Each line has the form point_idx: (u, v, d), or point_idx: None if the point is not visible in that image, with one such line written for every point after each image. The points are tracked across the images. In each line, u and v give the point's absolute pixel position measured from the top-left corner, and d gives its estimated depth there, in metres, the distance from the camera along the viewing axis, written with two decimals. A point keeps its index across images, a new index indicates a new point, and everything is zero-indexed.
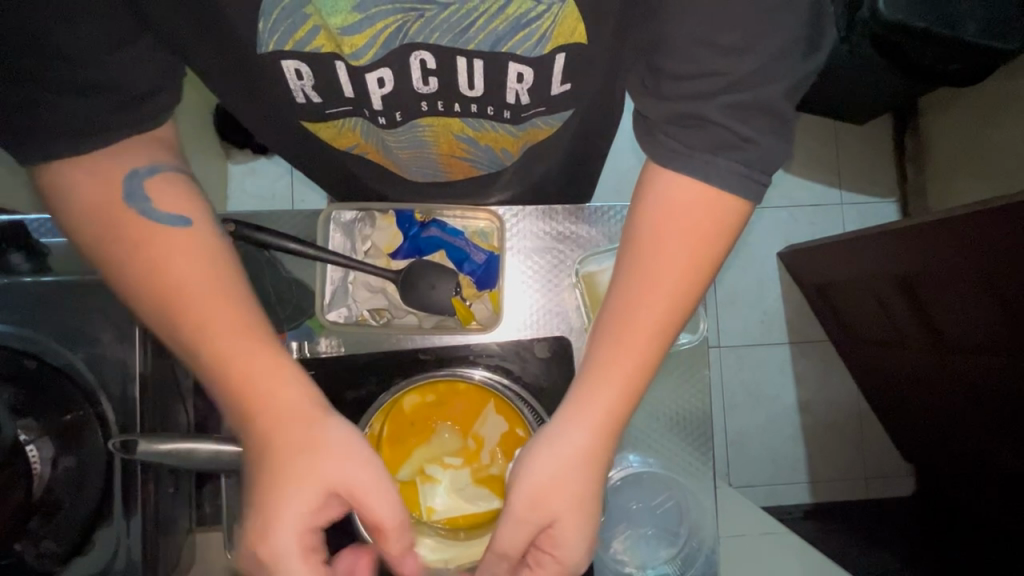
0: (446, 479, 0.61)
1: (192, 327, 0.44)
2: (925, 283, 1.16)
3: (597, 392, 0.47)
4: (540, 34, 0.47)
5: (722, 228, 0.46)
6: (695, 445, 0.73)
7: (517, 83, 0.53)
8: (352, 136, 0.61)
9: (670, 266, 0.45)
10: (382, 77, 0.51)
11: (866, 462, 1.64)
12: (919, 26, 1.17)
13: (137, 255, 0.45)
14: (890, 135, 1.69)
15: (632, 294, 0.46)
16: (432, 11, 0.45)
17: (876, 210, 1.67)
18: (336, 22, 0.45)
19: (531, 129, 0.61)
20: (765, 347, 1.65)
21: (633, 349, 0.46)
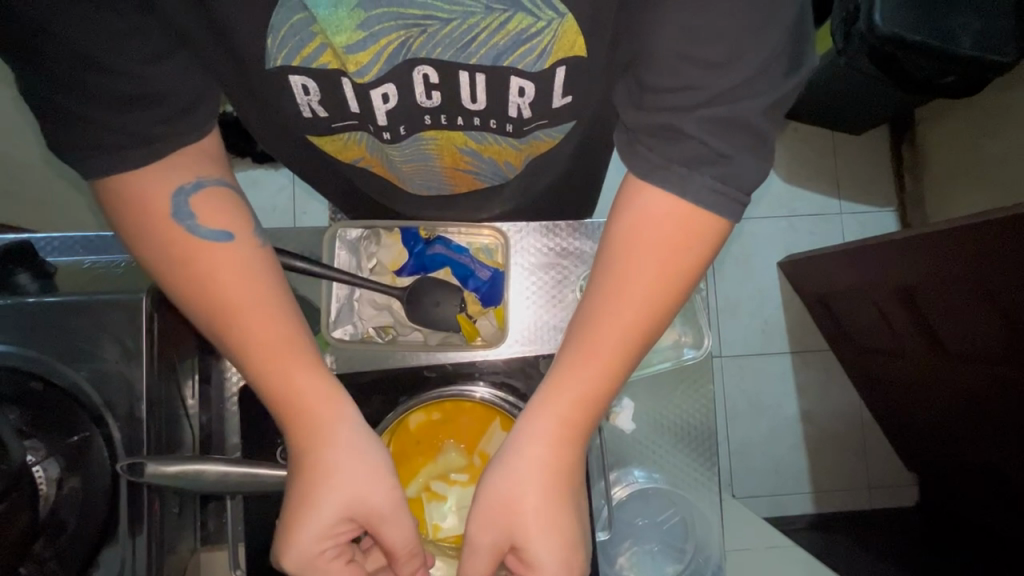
0: (452, 496, 0.62)
1: (241, 340, 0.48)
2: (925, 293, 1.16)
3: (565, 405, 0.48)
4: (540, 50, 0.48)
5: (698, 239, 0.46)
6: (698, 460, 0.73)
7: (519, 96, 0.54)
8: (357, 149, 0.62)
9: (639, 279, 0.46)
10: (386, 92, 0.52)
11: (869, 471, 1.63)
12: (914, 40, 1.18)
13: (189, 268, 0.48)
14: (888, 145, 1.70)
15: (601, 306, 0.47)
16: (435, 27, 0.45)
17: (874, 219, 1.68)
18: (341, 40, 0.45)
19: (532, 142, 0.62)
20: (766, 356, 1.65)
21: (598, 363, 0.48)
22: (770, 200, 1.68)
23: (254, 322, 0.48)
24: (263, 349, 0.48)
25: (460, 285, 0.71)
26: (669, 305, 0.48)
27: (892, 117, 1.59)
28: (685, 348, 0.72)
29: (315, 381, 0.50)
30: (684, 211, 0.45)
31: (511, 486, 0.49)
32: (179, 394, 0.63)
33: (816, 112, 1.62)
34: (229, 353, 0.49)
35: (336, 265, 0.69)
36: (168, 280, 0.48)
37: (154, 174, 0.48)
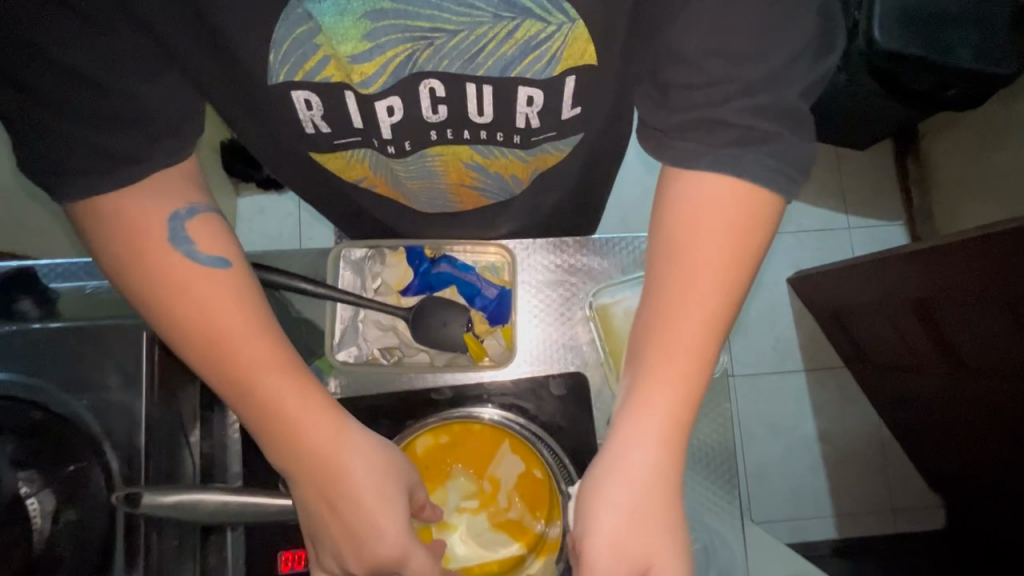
0: (462, 525, 0.58)
1: (232, 364, 0.45)
2: (939, 306, 1.14)
3: (657, 414, 0.44)
4: (549, 56, 0.49)
5: (759, 214, 0.44)
6: (717, 481, 0.70)
7: (527, 105, 0.55)
8: (361, 167, 0.63)
9: (709, 269, 0.43)
10: (391, 105, 0.53)
11: (892, 493, 1.57)
12: (915, 55, 1.19)
13: (177, 291, 0.46)
14: (893, 159, 1.70)
15: (671, 305, 0.44)
16: (441, 39, 0.47)
17: (883, 233, 1.66)
18: (346, 50, 0.47)
19: (540, 154, 0.63)
20: (779, 375, 1.61)
21: (683, 365, 0.44)
22: None
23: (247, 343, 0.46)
24: (264, 371, 0.46)
25: (467, 304, 0.69)
26: (743, 286, 0.45)
27: (896, 131, 1.59)
28: None
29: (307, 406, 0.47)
30: (746, 190, 0.43)
31: (617, 511, 0.44)
32: (180, 424, 0.61)
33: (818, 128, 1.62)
34: (215, 382, 0.46)
35: (340, 286, 0.68)
36: (162, 312, 0.46)
37: (141, 201, 0.47)
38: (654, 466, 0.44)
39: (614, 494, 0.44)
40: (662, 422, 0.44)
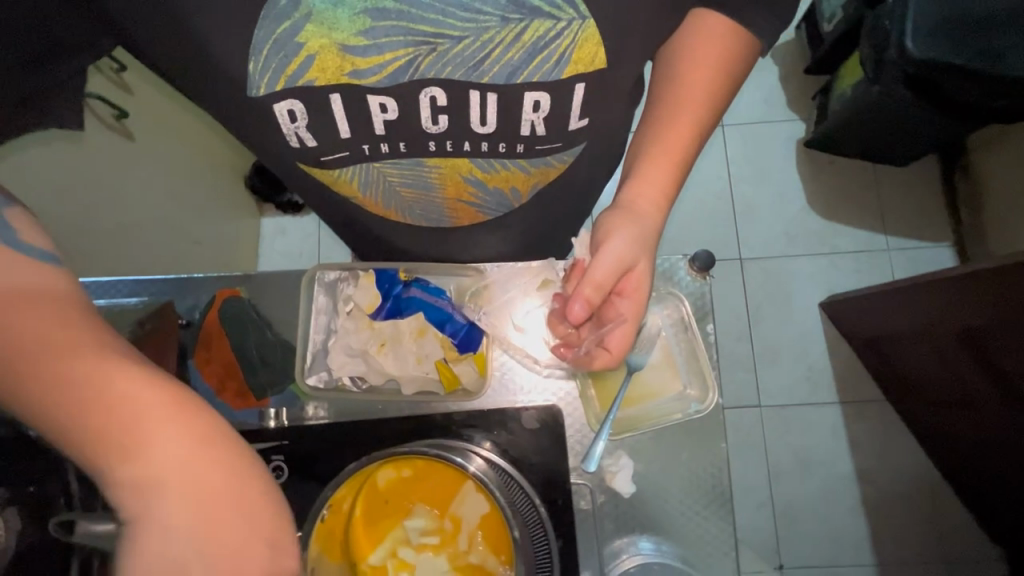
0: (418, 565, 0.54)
1: (146, 466, 0.36)
2: (994, 336, 1.03)
3: (654, 171, 0.60)
4: (558, 55, 0.49)
5: (744, 52, 0.58)
6: (725, 528, 0.60)
7: (533, 111, 0.55)
8: (350, 185, 0.65)
9: (697, 89, 0.58)
10: (385, 103, 0.52)
11: (945, 542, 1.42)
12: (956, 63, 1.10)
13: (25, 373, 0.36)
14: (938, 175, 1.58)
15: (671, 109, 0.59)
16: (444, 45, 0.47)
17: (929, 255, 1.54)
18: (338, 39, 0.46)
19: (542, 167, 0.64)
20: (813, 407, 1.50)
21: (676, 144, 0.59)
22: (808, 236, 1.58)
23: (173, 450, 0.36)
24: None
25: (437, 330, 0.66)
26: (722, 94, 0.60)
27: (940, 145, 1.48)
28: (689, 401, 0.64)
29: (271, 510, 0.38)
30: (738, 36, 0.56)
31: (626, 240, 0.58)
32: None
33: (839, 142, 1.54)
34: (95, 464, 0.36)
35: (313, 309, 0.67)
36: None
37: None
38: (649, 211, 0.60)
39: (622, 228, 0.58)
40: (660, 175, 0.60)
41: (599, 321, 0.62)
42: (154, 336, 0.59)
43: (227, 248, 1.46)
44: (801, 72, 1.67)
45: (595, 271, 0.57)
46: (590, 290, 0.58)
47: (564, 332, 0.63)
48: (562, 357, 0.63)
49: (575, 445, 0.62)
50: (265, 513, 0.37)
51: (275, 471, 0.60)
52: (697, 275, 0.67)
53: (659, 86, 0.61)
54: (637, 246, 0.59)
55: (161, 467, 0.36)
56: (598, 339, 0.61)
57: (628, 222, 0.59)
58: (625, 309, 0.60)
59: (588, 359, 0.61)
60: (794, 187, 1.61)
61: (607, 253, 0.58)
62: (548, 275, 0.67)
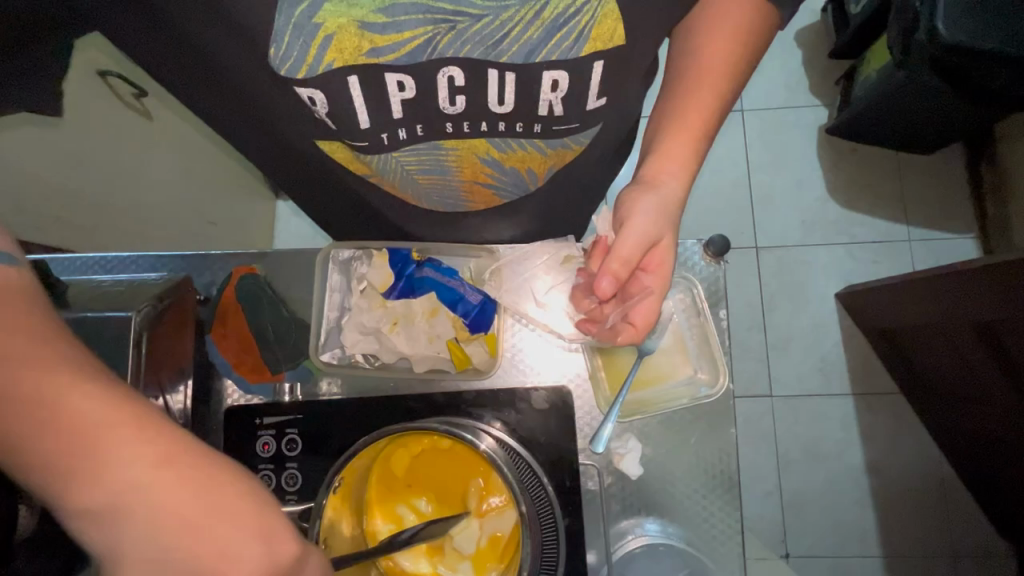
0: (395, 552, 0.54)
1: (113, 494, 0.30)
2: (1011, 331, 1.01)
3: (674, 148, 0.59)
4: (578, 31, 0.48)
5: (763, 26, 0.57)
6: (732, 512, 0.61)
7: (552, 91, 0.54)
8: (367, 166, 0.65)
9: (715, 65, 0.57)
10: (403, 80, 0.52)
11: (953, 536, 1.41)
12: (985, 48, 1.07)
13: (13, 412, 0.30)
14: (963, 165, 1.54)
15: (689, 86, 0.58)
16: (464, 24, 0.47)
17: (950, 247, 1.50)
18: (358, 16, 0.46)
19: (559, 149, 0.64)
20: (824, 398, 1.49)
21: (696, 122, 0.59)
22: (826, 225, 1.55)
23: (141, 474, 0.31)
24: None
25: (449, 310, 0.66)
26: (741, 71, 0.59)
27: (966, 134, 1.44)
28: (699, 386, 0.64)
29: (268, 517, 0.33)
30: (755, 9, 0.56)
31: (654, 215, 0.57)
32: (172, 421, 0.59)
33: (864, 130, 1.50)
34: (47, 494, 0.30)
35: (326, 288, 0.67)
36: None
37: None
38: (673, 187, 0.59)
39: (649, 205, 0.57)
40: (681, 148, 0.59)
41: (625, 297, 0.60)
42: (178, 307, 0.60)
43: (242, 227, 1.48)
44: (825, 56, 1.62)
45: (623, 246, 0.56)
46: (619, 265, 0.56)
47: (588, 306, 0.62)
48: (588, 332, 0.62)
49: (585, 427, 0.62)
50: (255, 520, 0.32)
51: (289, 443, 0.63)
52: (711, 262, 0.67)
53: (678, 63, 0.60)
54: (665, 221, 0.58)
55: (134, 494, 0.31)
56: (624, 312, 0.60)
57: (654, 197, 0.58)
58: (651, 284, 0.59)
59: (614, 334, 0.60)
60: (813, 175, 1.58)
61: (632, 227, 0.56)
62: (569, 252, 0.68)
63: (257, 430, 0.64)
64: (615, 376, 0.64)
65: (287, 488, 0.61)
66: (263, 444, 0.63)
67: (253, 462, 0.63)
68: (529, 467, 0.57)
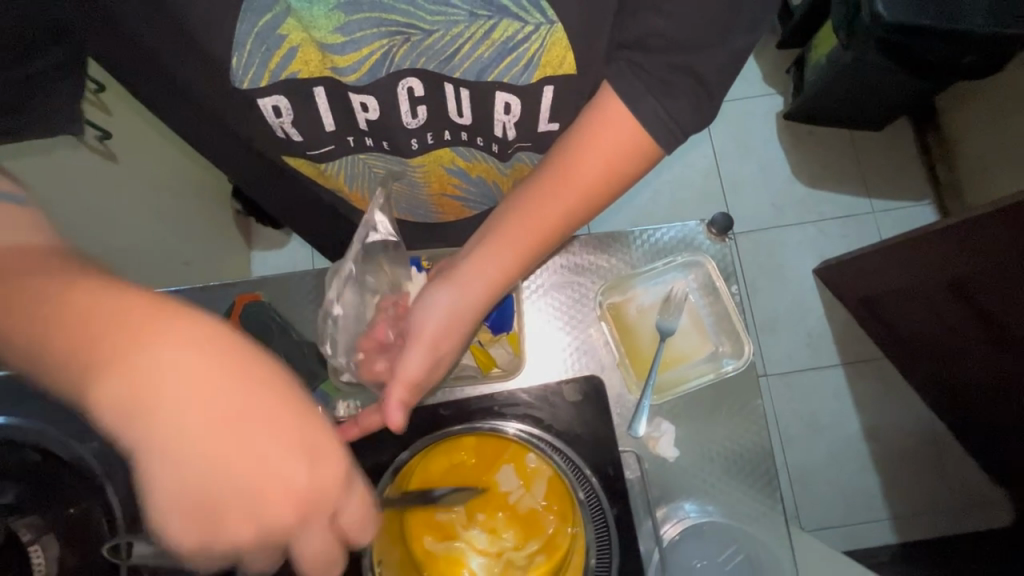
0: (467, 560, 0.53)
1: (137, 374, 0.25)
2: (982, 285, 1.07)
3: (511, 238, 0.51)
4: (527, 59, 0.50)
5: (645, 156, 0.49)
6: (767, 482, 0.61)
7: (506, 113, 0.57)
8: (336, 180, 0.68)
9: (576, 175, 0.49)
10: (365, 101, 0.54)
11: (951, 489, 1.46)
12: (923, 25, 1.14)
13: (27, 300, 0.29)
14: (912, 137, 1.63)
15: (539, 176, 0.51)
16: (417, 36, 0.47)
17: (911, 214, 1.58)
18: (317, 37, 0.46)
19: (516, 165, 0.67)
20: (816, 370, 1.53)
21: (546, 222, 0.51)
22: (795, 205, 1.62)
23: (177, 363, 0.26)
24: None
25: None
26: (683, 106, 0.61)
27: (909, 108, 1.54)
28: (724, 359, 0.65)
29: (314, 424, 0.28)
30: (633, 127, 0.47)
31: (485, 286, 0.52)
32: None
33: (820, 112, 1.58)
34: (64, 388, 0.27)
35: (339, 309, 0.62)
36: None
37: None
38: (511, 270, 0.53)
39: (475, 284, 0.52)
40: (525, 240, 0.51)
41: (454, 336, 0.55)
42: None
43: (220, 267, 1.44)
44: (773, 47, 1.70)
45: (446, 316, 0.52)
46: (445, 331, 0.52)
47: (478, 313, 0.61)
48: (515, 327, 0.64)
49: (620, 415, 0.62)
50: (295, 424, 0.27)
51: None
52: (716, 238, 0.68)
53: (550, 153, 0.51)
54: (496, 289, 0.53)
55: (162, 379, 0.26)
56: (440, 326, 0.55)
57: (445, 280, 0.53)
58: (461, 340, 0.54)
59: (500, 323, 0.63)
60: (776, 159, 1.65)
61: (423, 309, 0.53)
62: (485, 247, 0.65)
63: None
64: (634, 353, 0.66)
65: None
66: None
67: None
68: (575, 467, 0.56)
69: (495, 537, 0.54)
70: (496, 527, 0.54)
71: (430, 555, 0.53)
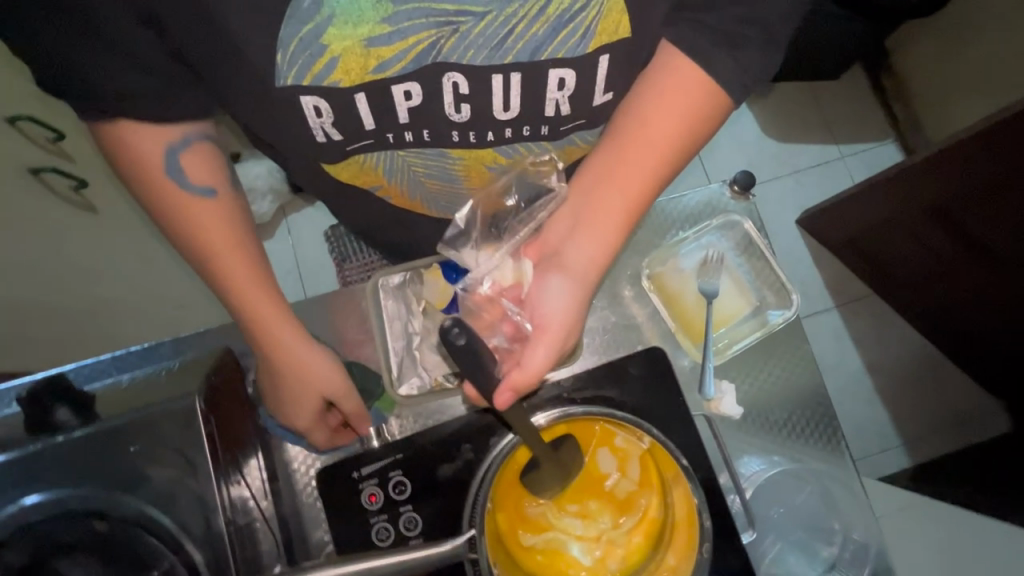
0: (568, 549, 0.53)
1: None
2: (964, 210, 1.13)
3: (604, 206, 0.55)
4: (585, 27, 0.50)
5: (709, 113, 0.55)
6: (829, 422, 0.63)
7: (559, 89, 0.56)
8: (375, 172, 0.65)
9: (662, 131, 0.54)
10: (409, 90, 0.52)
11: (951, 406, 1.54)
12: None
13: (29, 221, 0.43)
14: (868, 80, 1.70)
15: (625, 143, 0.55)
16: (466, 24, 0.47)
17: (877, 153, 1.65)
18: (363, 33, 0.46)
19: (566, 146, 0.66)
20: (813, 316, 1.59)
21: (632, 184, 0.55)
22: (770, 161, 1.66)
23: None
24: None
25: None
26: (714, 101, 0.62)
27: (863, 53, 1.61)
28: (770, 310, 0.67)
29: None
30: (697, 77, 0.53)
31: (588, 259, 0.55)
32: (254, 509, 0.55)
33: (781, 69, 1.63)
34: None
35: (385, 318, 0.63)
36: None
37: None
38: (607, 242, 0.55)
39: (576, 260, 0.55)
40: (617, 206, 0.55)
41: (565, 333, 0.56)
42: (228, 388, 0.58)
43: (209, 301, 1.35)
44: None
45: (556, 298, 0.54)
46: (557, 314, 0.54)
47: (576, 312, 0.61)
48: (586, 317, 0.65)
49: (687, 384, 0.64)
50: None
51: (397, 487, 0.56)
52: (739, 197, 0.71)
53: (618, 122, 0.56)
54: (596, 263, 0.55)
55: None
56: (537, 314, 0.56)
57: (558, 269, 0.55)
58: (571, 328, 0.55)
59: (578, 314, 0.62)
60: (745, 119, 1.69)
61: (545, 302, 0.54)
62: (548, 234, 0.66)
63: (358, 484, 0.57)
64: (683, 321, 0.66)
65: (409, 533, 0.55)
66: (370, 496, 0.57)
67: (363, 521, 0.56)
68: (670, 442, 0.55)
69: (592, 523, 0.54)
70: (590, 512, 0.54)
71: (532, 548, 0.53)
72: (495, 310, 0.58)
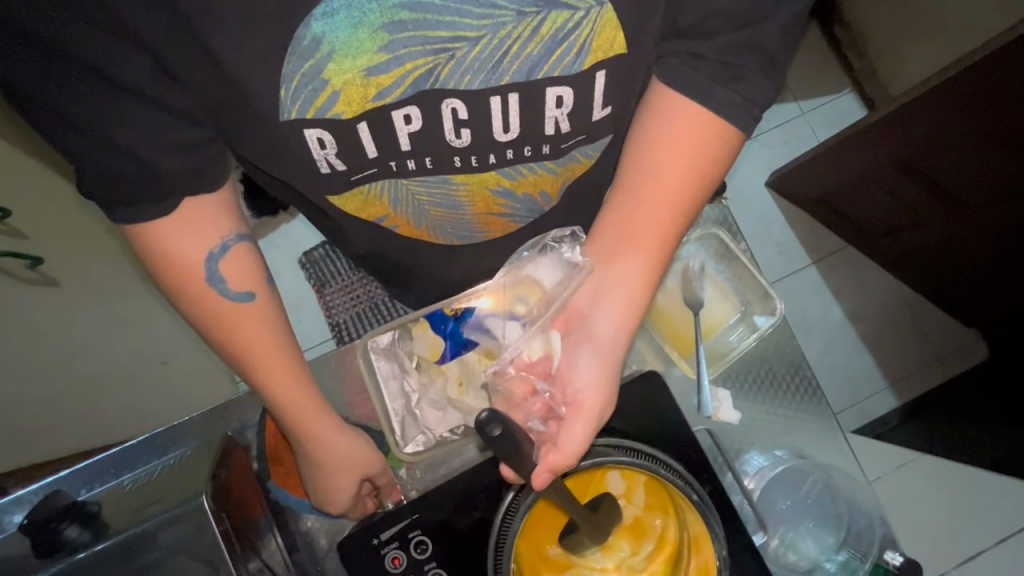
0: None
1: None
2: (927, 160, 1.16)
3: (626, 259, 0.56)
4: (579, 45, 0.51)
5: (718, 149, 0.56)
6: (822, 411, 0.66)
7: (557, 107, 0.57)
8: (380, 202, 0.64)
9: (673, 176, 0.56)
10: (409, 113, 0.53)
11: (931, 342, 1.60)
12: None
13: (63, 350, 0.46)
14: (820, 33, 1.71)
15: (638, 192, 0.57)
16: (462, 50, 0.49)
17: (838, 106, 1.67)
18: (362, 64, 0.48)
19: (569, 163, 0.65)
20: (793, 275, 1.62)
21: (650, 233, 0.56)
22: None
23: None
24: None
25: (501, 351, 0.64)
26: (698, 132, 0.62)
27: None
28: (756, 316, 0.68)
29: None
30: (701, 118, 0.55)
31: (617, 318, 0.56)
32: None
33: None
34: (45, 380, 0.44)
35: (378, 379, 0.65)
36: None
37: None
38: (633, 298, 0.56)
39: (606, 320, 0.56)
40: (639, 258, 0.56)
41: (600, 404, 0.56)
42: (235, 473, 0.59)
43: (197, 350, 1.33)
44: None
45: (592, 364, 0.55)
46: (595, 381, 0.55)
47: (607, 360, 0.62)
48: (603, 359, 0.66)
49: (685, 400, 0.66)
50: None
51: (419, 546, 0.58)
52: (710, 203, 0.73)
53: (626, 174, 0.57)
54: (626, 322, 0.56)
55: None
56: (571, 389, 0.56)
57: (587, 340, 0.56)
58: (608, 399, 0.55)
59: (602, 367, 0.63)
60: None
61: (578, 376, 0.55)
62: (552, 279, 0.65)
63: (380, 549, 0.58)
64: (674, 336, 0.67)
65: None
66: (394, 559, 0.58)
67: None
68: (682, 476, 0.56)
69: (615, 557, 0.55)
70: (609, 545, 0.55)
71: None
72: (523, 387, 0.57)
